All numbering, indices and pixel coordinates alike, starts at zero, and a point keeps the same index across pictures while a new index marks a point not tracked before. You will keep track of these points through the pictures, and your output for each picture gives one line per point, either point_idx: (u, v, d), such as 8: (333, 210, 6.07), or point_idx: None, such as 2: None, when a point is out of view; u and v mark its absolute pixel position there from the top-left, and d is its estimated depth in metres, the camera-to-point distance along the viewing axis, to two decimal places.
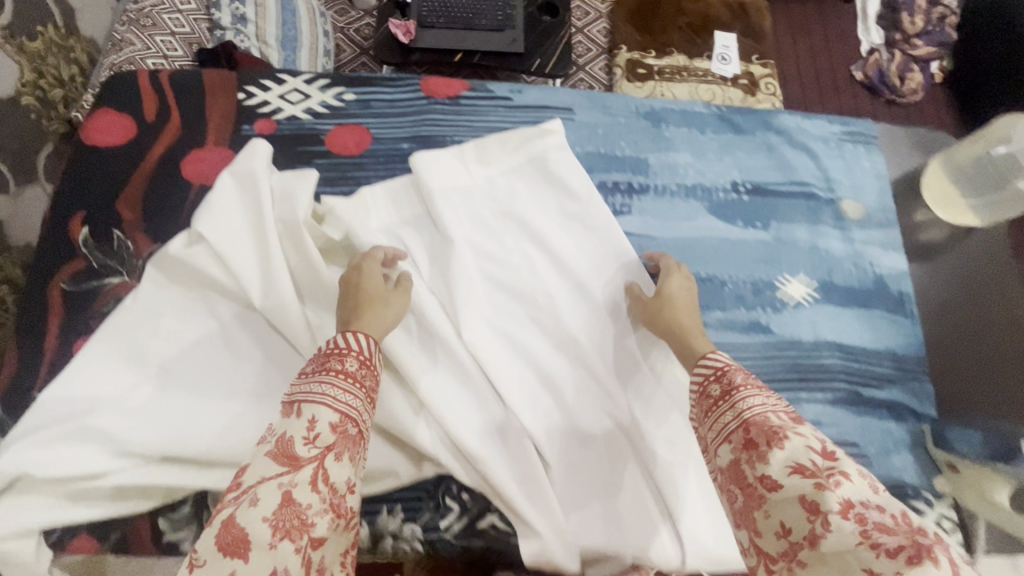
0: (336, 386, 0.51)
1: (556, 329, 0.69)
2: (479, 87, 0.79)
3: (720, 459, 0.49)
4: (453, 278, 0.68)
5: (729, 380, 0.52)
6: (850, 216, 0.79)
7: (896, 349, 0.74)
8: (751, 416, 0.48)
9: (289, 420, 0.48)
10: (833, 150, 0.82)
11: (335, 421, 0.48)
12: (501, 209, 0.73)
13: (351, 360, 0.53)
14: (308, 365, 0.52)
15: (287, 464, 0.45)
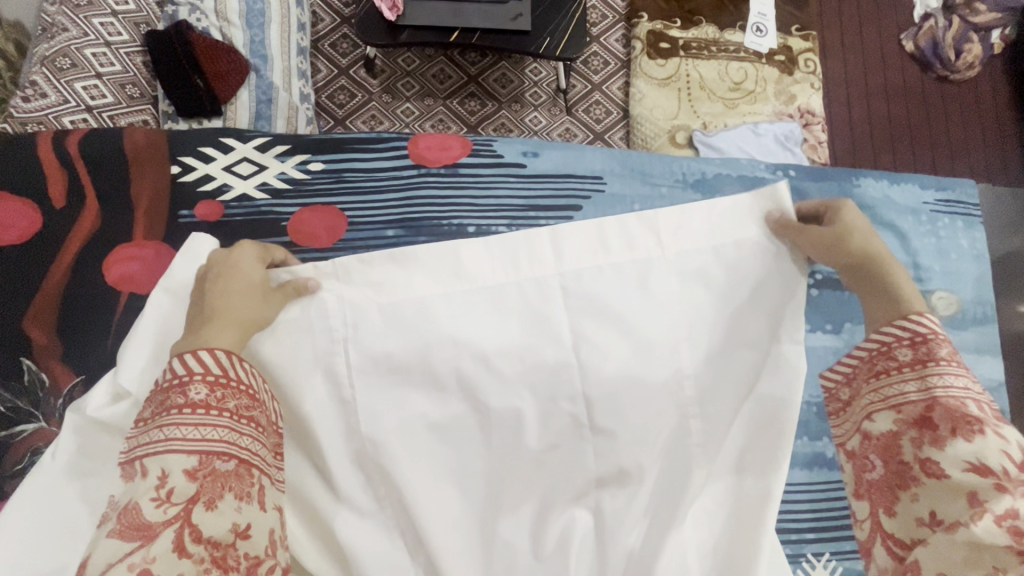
0: (184, 425, 0.41)
1: (573, 451, 0.57)
2: (485, 152, 0.65)
3: (874, 426, 0.47)
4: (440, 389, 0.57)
5: (927, 349, 0.47)
6: (941, 314, 0.64)
7: None
8: (943, 396, 0.44)
9: (133, 485, 0.39)
10: (924, 227, 0.66)
11: (192, 468, 0.40)
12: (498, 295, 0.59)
13: (198, 386, 0.42)
14: (144, 409, 0.42)
15: (139, 537, 0.37)
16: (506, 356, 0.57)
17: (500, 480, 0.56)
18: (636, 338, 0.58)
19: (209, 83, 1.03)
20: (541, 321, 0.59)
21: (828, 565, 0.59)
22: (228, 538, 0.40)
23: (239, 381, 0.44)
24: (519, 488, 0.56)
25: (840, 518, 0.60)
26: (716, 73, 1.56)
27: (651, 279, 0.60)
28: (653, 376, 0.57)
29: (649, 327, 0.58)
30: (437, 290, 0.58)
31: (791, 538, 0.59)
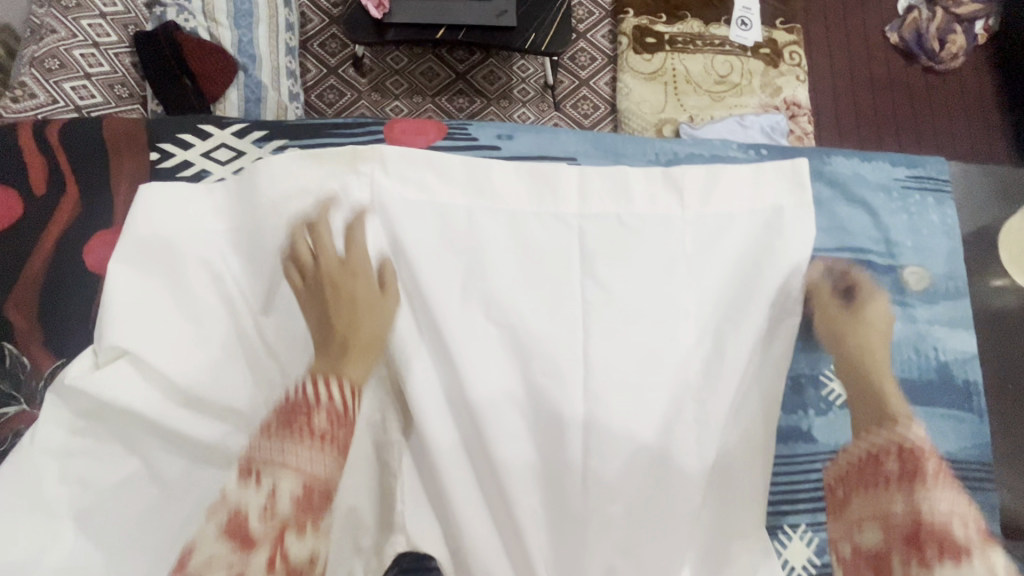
0: (300, 454, 0.42)
1: (560, 393, 0.57)
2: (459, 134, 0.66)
3: (864, 537, 0.47)
4: (427, 330, 0.58)
5: (918, 467, 0.47)
6: (913, 288, 0.65)
7: (954, 453, 0.62)
8: (929, 514, 0.45)
9: (246, 490, 0.42)
10: (895, 204, 0.66)
11: (298, 501, 0.42)
12: (481, 244, 0.61)
13: (319, 419, 0.44)
14: (272, 421, 0.44)
15: (239, 545, 0.40)
16: (491, 300, 0.59)
17: (523, 434, 0.57)
18: (625, 308, 0.60)
19: (197, 83, 1.04)
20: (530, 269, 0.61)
21: (805, 536, 0.59)
22: (302, 564, 0.42)
23: (356, 424, 0.46)
24: (544, 445, 0.57)
25: (817, 489, 0.60)
26: (702, 67, 1.57)
27: (635, 232, 0.63)
28: (676, 334, 0.60)
29: (673, 287, 0.61)
30: (466, 247, 0.61)
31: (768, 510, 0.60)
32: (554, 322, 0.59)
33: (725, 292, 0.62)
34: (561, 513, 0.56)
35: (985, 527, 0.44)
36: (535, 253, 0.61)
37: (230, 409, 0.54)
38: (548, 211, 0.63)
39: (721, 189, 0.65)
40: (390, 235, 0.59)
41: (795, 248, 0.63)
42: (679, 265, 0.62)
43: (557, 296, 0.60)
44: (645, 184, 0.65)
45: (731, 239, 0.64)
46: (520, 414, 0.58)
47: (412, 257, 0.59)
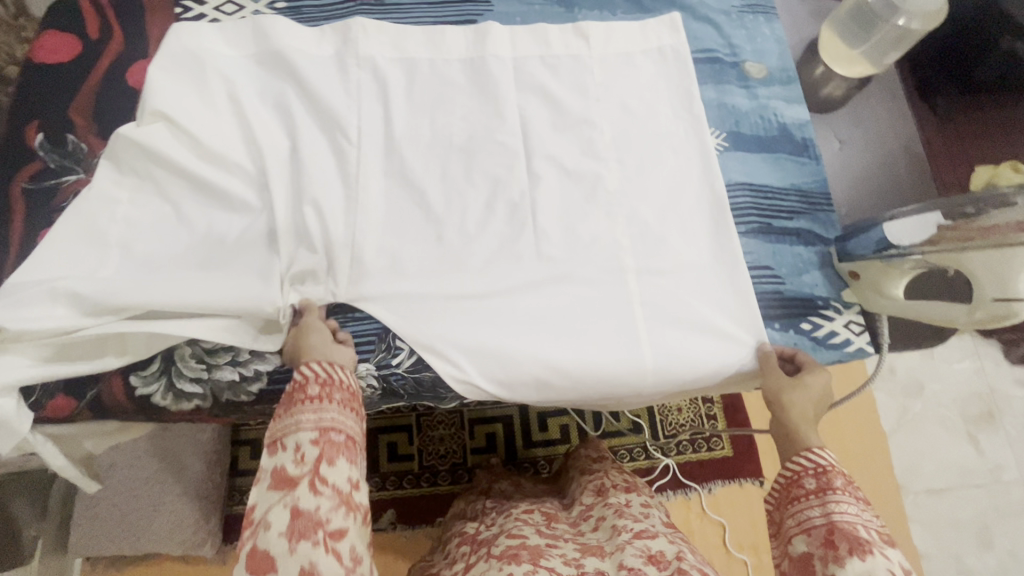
0: (306, 410, 0.57)
1: (489, 162, 0.77)
2: None
3: (806, 481, 0.61)
4: (389, 121, 0.78)
5: (827, 479, 0.60)
6: (754, 76, 0.85)
7: (801, 186, 0.80)
8: (839, 521, 0.57)
9: (279, 456, 0.56)
10: (734, 22, 0.88)
11: (323, 388, 0.59)
12: (425, 66, 0.81)
13: (311, 386, 0.59)
14: (280, 406, 0.59)
15: (286, 487, 0.54)
16: (438, 104, 0.80)
17: (473, 196, 0.76)
18: (539, 106, 0.81)
19: None
20: (469, 80, 0.81)
21: (691, 256, 0.75)
22: (313, 432, 0.57)
23: (338, 379, 0.61)
24: (496, 204, 0.75)
25: (695, 221, 0.77)
26: None
27: (544, 55, 0.83)
28: (578, 121, 0.80)
29: (577, 94, 0.82)
30: (432, 79, 0.81)
31: (664, 239, 0.76)
32: (502, 128, 0.79)
33: (629, 104, 0.82)
34: (504, 246, 0.74)
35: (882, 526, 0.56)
36: (487, 84, 0.81)
37: (239, 167, 0.73)
38: (475, 39, 0.83)
39: (608, 24, 0.85)
40: (356, 54, 0.80)
41: (671, 73, 0.84)
42: (581, 78, 0.83)
43: (500, 111, 0.80)
44: (560, 34, 0.84)
45: (622, 58, 0.84)
46: (482, 190, 0.76)
47: (377, 70, 0.79)
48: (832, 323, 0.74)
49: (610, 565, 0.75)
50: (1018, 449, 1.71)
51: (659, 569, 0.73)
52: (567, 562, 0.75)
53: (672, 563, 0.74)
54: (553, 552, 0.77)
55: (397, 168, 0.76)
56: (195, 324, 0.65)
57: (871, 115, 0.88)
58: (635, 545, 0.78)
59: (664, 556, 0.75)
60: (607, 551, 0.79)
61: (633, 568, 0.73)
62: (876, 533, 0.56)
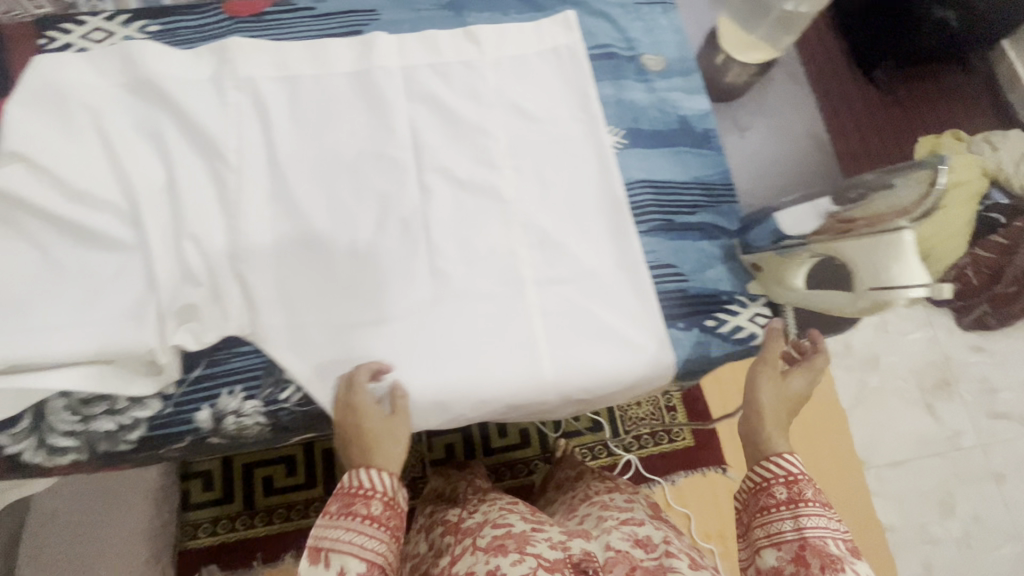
0: (361, 533, 0.60)
1: (379, 180, 0.75)
2: (279, 2, 0.82)
3: (778, 492, 0.63)
4: (273, 142, 0.74)
5: (798, 490, 0.63)
6: (652, 69, 0.84)
7: (703, 179, 0.79)
8: (810, 535, 0.60)
9: (318, 568, 0.58)
10: (630, 14, 0.86)
11: (384, 509, 0.62)
12: (308, 83, 0.78)
13: (375, 505, 0.62)
14: (335, 506, 0.61)
15: None
16: (324, 122, 0.77)
17: (363, 215, 0.73)
18: (430, 116, 0.78)
19: None
20: (358, 94, 0.78)
21: (593, 260, 0.73)
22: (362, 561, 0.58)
23: (399, 505, 0.64)
24: (387, 222, 0.73)
25: (594, 224, 0.75)
26: None
27: (435, 63, 0.80)
28: (472, 129, 0.78)
29: (471, 101, 0.79)
30: (317, 96, 0.78)
31: (563, 245, 0.73)
32: (392, 142, 0.76)
33: (524, 107, 0.79)
34: (397, 266, 0.71)
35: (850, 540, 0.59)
36: (374, 96, 0.78)
37: (111, 205, 0.69)
38: (360, 52, 0.80)
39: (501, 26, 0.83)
40: (235, 76, 0.77)
41: (567, 72, 0.81)
42: (474, 83, 0.80)
43: (390, 124, 0.77)
44: (450, 39, 0.81)
45: (518, 60, 0.82)
46: (372, 209, 0.73)
47: (258, 92, 0.76)
48: (737, 317, 0.73)
49: (598, 546, 0.77)
50: (975, 414, 1.73)
51: (646, 551, 0.76)
52: (554, 546, 0.73)
53: (659, 546, 0.76)
54: (539, 537, 0.75)
55: (281, 192, 0.73)
56: (69, 374, 0.62)
57: (773, 101, 0.86)
58: (621, 531, 0.80)
59: (649, 541, 0.77)
60: (593, 534, 0.80)
61: (619, 549, 0.75)
62: (845, 546, 0.59)
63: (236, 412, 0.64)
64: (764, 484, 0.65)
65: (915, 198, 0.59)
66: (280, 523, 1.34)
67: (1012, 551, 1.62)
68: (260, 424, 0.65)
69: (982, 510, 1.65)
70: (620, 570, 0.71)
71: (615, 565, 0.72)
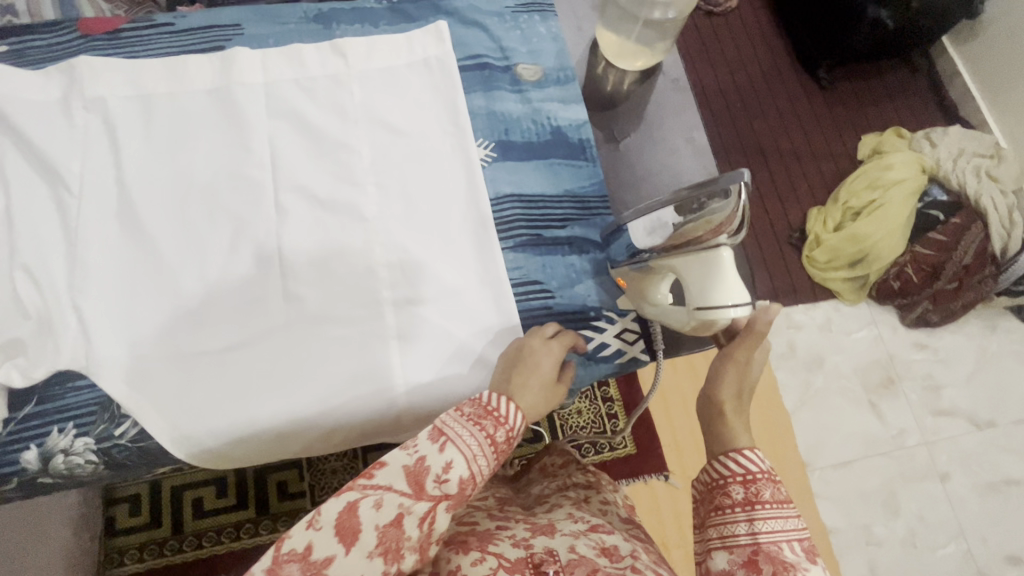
0: (478, 445, 0.53)
1: (234, 201, 0.72)
2: (136, 19, 0.79)
3: (735, 491, 0.56)
4: (121, 165, 0.72)
5: (756, 490, 0.55)
6: (527, 79, 0.82)
7: (575, 191, 0.77)
8: (764, 541, 0.53)
9: (432, 448, 0.51)
10: (507, 23, 0.84)
11: (502, 441, 0.55)
12: (163, 102, 0.75)
13: (499, 430, 0.55)
14: (469, 409, 0.55)
15: (413, 489, 0.50)
16: (179, 142, 0.74)
17: (216, 238, 0.70)
18: (293, 134, 0.76)
19: None
20: (218, 111, 0.76)
21: (453, 279, 0.71)
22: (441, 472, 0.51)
23: (513, 446, 0.57)
24: (240, 245, 0.70)
25: (457, 242, 0.73)
26: None
27: (300, 79, 0.78)
28: (336, 146, 0.76)
29: (336, 116, 0.77)
30: (172, 115, 0.75)
31: (424, 264, 0.71)
32: (250, 161, 0.74)
33: (391, 122, 0.77)
34: (248, 291, 0.69)
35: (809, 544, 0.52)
36: (234, 114, 0.76)
37: None
38: (221, 68, 0.77)
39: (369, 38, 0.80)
40: (85, 97, 0.74)
41: (437, 85, 0.79)
42: (341, 99, 0.78)
43: (248, 143, 0.75)
44: (315, 53, 0.79)
45: (388, 73, 0.79)
46: (224, 231, 0.71)
47: (109, 112, 0.74)
48: (606, 334, 0.71)
49: (561, 545, 0.65)
50: (921, 412, 1.70)
51: (612, 562, 0.63)
52: (516, 544, 0.65)
53: (626, 559, 0.63)
54: (503, 535, 0.68)
55: (126, 215, 0.70)
56: None
57: (654, 109, 0.85)
58: (590, 536, 0.67)
59: (618, 550, 0.64)
60: (557, 530, 0.68)
61: (581, 557, 0.62)
62: (802, 550, 0.52)
63: (65, 451, 0.62)
64: (721, 478, 0.57)
65: (728, 215, 0.54)
66: (207, 547, 1.30)
67: (958, 550, 1.59)
68: (92, 462, 0.62)
69: (927, 509, 1.62)
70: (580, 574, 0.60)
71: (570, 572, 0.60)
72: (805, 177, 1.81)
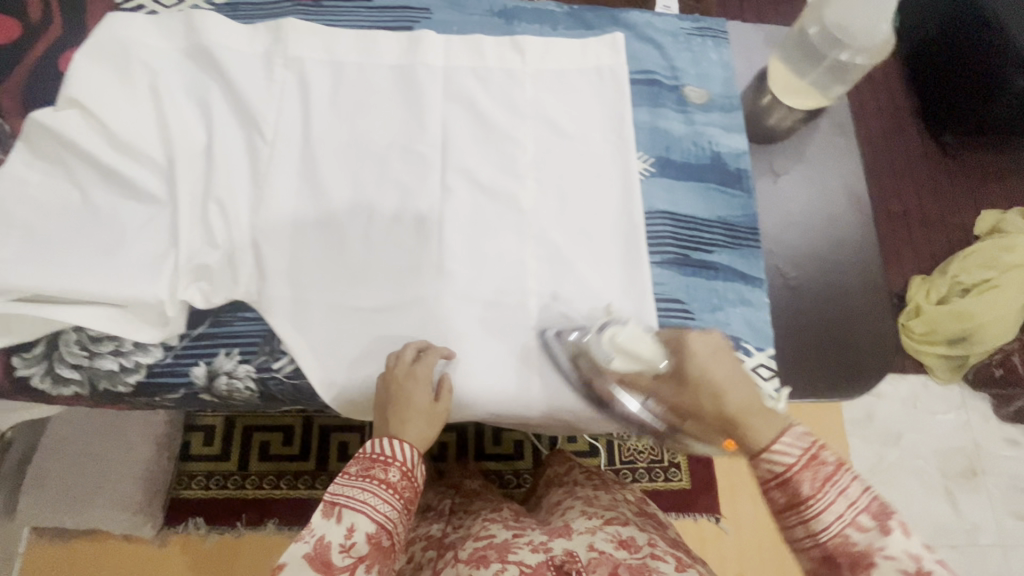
0: (376, 495, 0.58)
1: (404, 172, 0.76)
2: None
3: (779, 493, 0.51)
4: (309, 120, 0.77)
5: (795, 487, 0.50)
6: (693, 101, 0.83)
7: (727, 219, 0.77)
8: (827, 536, 0.49)
9: (328, 523, 0.56)
10: (680, 44, 0.85)
11: (402, 475, 0.60)
12: (353, 68, 0.80)
13: (393, 471, 0.60)
14: (353, 467, 0.60)
15: (321, 568, 0.55)
16: (363, 108, 0.79)
17: (381, 205, 0.75)
18: (465, 117, 0.79)
19: None
20: (400, 86, 0.80)
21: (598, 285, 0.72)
22: (344, 541, 0.56)
23: (417, 474, 0.62)
24: (403, 213, 0.74)
25: (606, 249, 0.74)
26: None
27: (479, 67, 0.82)
28: (504, 135, 0.79)
29: (507, 108, 0.80)
30: (358, 84, 0.80)
31: (571, 265, 0.73)
32: (422, 138, 0.78)
33: (557, 121, 0.80)
34: (404, 258, 0.73)
35: (876, 517, 0.48)
36: (414, 91, 0.80)
37: (151, 158, 0.73)
38: (407, 46, 0.82)
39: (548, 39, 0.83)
40: (285, 55, 0.80)
41: (606, 92, 0.81)
42: (513, 92, 0.81)
43: (424, 119, 0.78)
44: (495, 46, 0.82)
45: (562, 74, 0.82)
46: (390, 199, 0.75)
47: (304, 72, 0.79)
48: (741, 365, 0.71)
49: (580, 546, 0.70)
50: (1001, 512, 1.59)
51: (631, 553, 0.68)
52: (535, 550, 0.69)
53: (643, 548, 0.69)
54: (520, 543, 0.71)
55: (306, 169, 0.75)
56: (85, 312, 0.66)
57: (814, 152, 0.84)
58: (605, 533, 0.73)
59: (634, 541, 0.71)
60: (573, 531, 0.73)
61: (602, 549, 0.68)
62: (871, 521, 0.49)
63: (228, 373, 0.67)
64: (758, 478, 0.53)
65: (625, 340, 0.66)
66: (267, 489, 1.35)
67: None
68: (249, 389, 0.67)
69: None
70: (603, 570, 0.64)
71: (596, 566, 0.65)
72: (913, 244, 1.73)
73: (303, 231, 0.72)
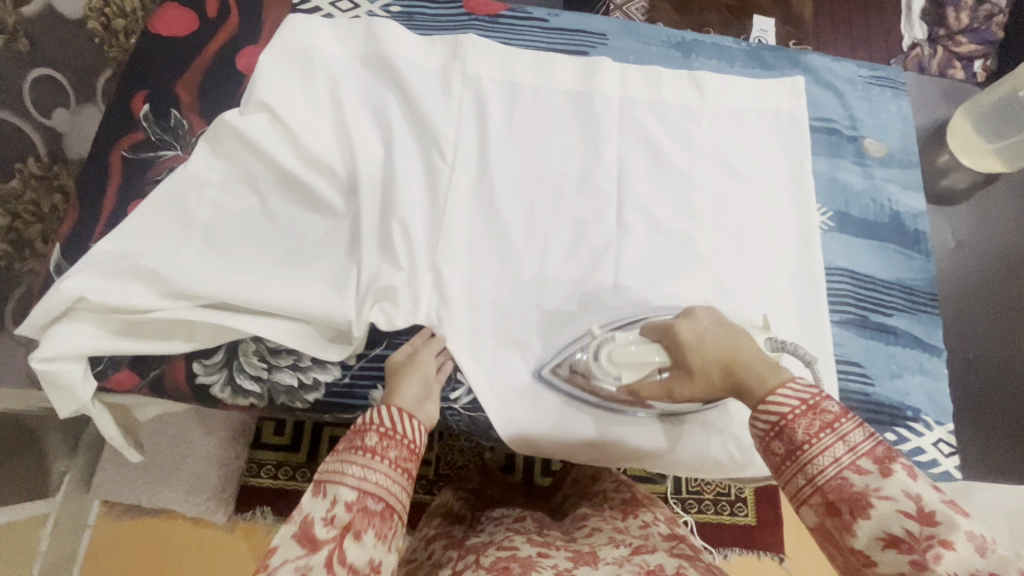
0: (358, 463, 0.53)
1: (579, 203, 0.74)
2: (516, 8, 0.83)
3: (777, 445, 0.50)
4: (485, 141, 0.75)
5: (792, 435, 0.49)
6: (872, 154, 0.80)
7: (907, 282, 0.75)
8: (825, 481, 0.47)
9: (315, 502, 0.52)
10: (859, 92, 0.83)
11: (383, 438, 0.54)
12: (528, 90, 0.78)
13: (372, 436, 0.54)
14: (340, 442, 0.55)
15: (307, 546, 0.49)
16: (538, 133, 0.77)
17: (556, 236, 0.73)
18: (641, 152, 0.77)
19: None
20: (575, 113, 0.78)
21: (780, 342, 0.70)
22: (328, 513, 0.51)
23: (405, 437, 0.55)
24: (578, 246, 0.73)
25: (785, 305, 0.72)
26: None
27: (655, 100, 0.79)
28: (680, 174, 0.76)
29: (683, 146, 0.78)
30: (535, 108, 0.78)
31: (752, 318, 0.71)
32: (599, 170, 0.76)
33: (736, 164, 0.77)
34: (580, 293, 0.71)
35: (873, 463, 0.46)
36: (591, 120, 0.78)
37: (333, 170, 0.71)
38: (584, 72, 0.80)
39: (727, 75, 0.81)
40: (462, 71, 0.78)
41: (785, 137, 0.79)
42: (689, 128, 0.79)
43: (600, 151, 0.77)
44: (674, 79, 0.80)
45: (740, 113, 0.80)
46: (566, 232, 0.73)
47: (482, 91, 0.77)
48: (921, 438, 0.68)
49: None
50: None
51: None
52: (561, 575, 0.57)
53: None
54: (545, 564, 0.60)
55: (480, 192, 0.74)
56: (269, 323, 0.65)
57: (987, 217, 0.81)
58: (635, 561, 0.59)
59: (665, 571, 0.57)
60: (600, 557, 0.61)
61: None
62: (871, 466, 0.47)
63: None
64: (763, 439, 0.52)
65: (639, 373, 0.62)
66: None
67: None
68: None
69: None
70: None
71: None
72: None
73: (481, 257, 0.71)
